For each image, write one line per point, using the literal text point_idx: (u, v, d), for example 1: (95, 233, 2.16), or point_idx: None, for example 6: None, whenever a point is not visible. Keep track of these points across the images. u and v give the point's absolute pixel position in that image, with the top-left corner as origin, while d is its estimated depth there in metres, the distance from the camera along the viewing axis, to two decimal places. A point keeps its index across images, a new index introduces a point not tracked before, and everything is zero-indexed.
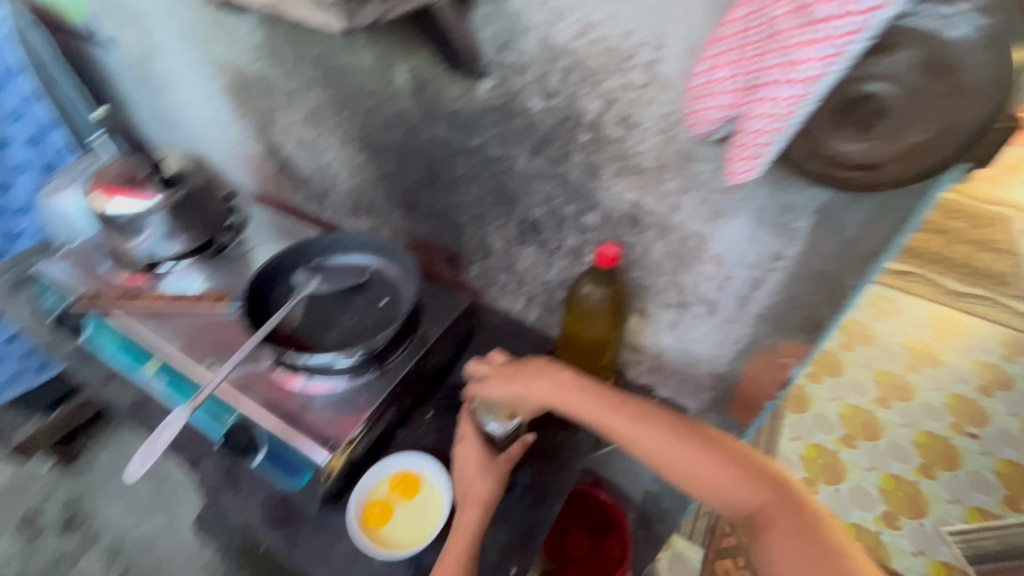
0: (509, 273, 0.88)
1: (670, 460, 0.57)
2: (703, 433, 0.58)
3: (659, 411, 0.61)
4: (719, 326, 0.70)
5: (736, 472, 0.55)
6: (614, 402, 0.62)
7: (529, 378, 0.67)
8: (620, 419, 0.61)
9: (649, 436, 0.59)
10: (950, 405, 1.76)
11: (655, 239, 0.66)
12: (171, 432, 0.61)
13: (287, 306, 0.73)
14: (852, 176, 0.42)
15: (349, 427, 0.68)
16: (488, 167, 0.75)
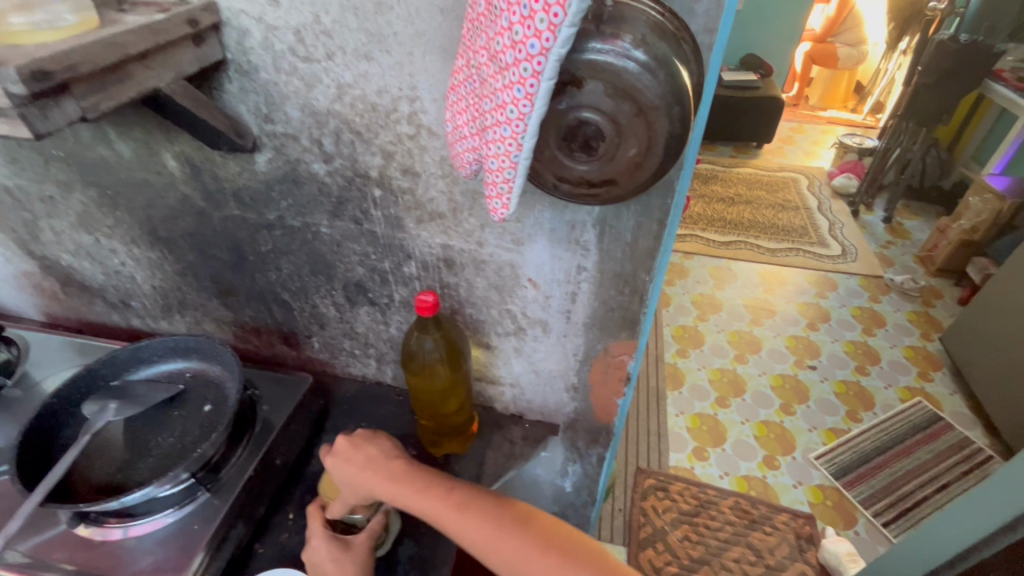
0: (351, 338, 0.84)
1: (492, 552, 0.54)
2: (522, 515, 0.56)
3: (485, 495, 0.58)
4: (557, 342, 0.72)
5: (555, 562, 0.52)
6: (439, 491, 0.58)
7: (361, 467, 0.62)
8: (445, 510, 0.56)
9: (471, 526, 0.55)
10: (790, 347, 2.03)
11: (474, 275, 0.67)
12: None
13: (76, 447, 0.62)
14: (598, 191, 0.45)
15: (184, 567, 0.59)
16: (293, 238, 0.71)
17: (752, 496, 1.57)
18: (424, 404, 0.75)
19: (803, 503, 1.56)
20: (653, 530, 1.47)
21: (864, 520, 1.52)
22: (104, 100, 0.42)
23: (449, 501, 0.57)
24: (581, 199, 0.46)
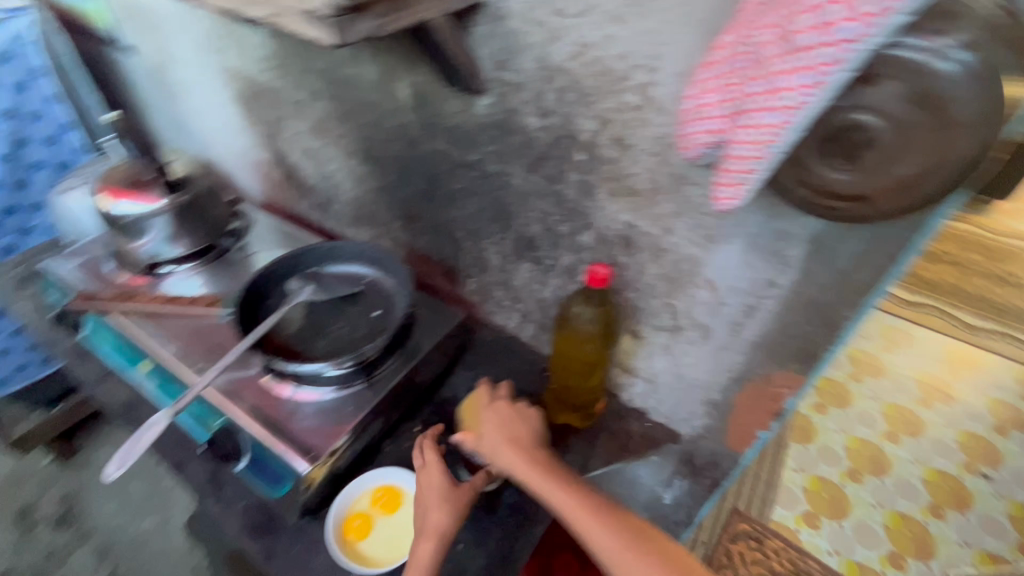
0: (504, 288, 0.88)
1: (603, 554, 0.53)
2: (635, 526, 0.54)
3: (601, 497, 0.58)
4: (712, 352, 0.68)
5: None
6: (560, 475, 0.60)
7: (502, 433, 0.67)
8: (564, 501, 0.57)
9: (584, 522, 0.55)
10: (962, 443, 1.67)
11: (648, 261, 0.66)
12: (153, 436, 0.59)
13: (278, 313, 0.73)
14: (838, 207, 0.42)
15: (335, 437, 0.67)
16: (485, 182, 0.75)
17: None
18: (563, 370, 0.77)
19: None
20: None
21: None
22: (390, 23, 0.47)
23: (569, 491, 0.58)
24: (813, 208, 0.43)
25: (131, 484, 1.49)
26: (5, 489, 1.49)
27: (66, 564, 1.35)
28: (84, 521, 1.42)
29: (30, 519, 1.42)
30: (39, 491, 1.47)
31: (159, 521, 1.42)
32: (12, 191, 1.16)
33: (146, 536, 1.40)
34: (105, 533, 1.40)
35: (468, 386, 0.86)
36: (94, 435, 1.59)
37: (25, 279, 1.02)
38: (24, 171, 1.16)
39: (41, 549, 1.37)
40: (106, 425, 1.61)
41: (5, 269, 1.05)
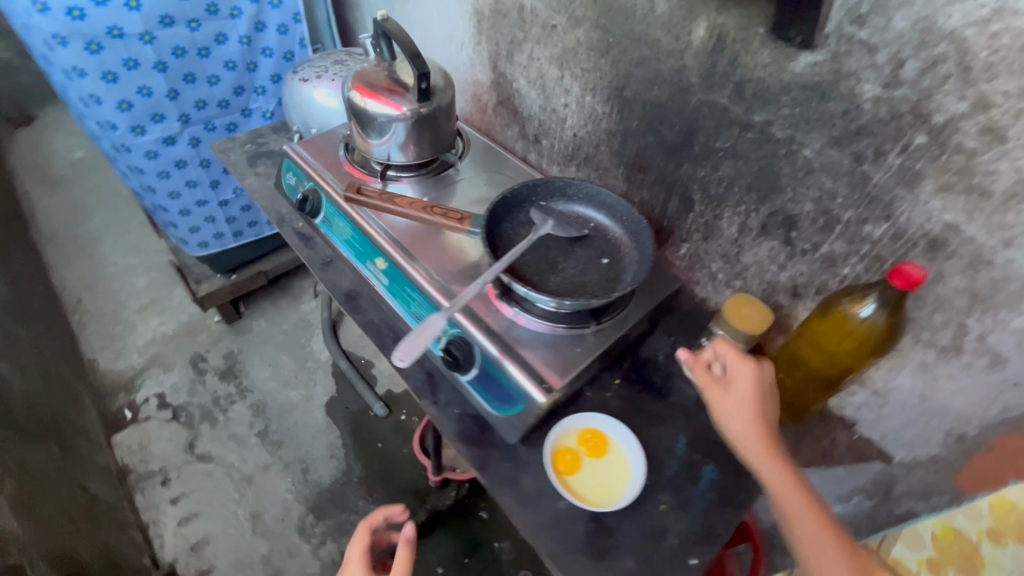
0: (725, 261, 0.83)
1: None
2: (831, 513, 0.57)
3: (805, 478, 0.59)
4: (990, 385, 0.61)
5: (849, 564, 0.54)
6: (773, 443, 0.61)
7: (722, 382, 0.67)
8: (802, 514, 0.56)
9: (811, 534, 0.55)
10: None
11: (954, 271, 0.58)
12: (433, 334, 0.61)
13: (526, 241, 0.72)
14: None
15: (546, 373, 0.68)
16: (761, 146, 0.69)
17: None
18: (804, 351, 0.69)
19: None
20: None
21: None
22: None
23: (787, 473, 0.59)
24: None
25: (282, 358, 1.66)
26: (181, 336, 1.70)
27: (227, 411, 1.53)
28: (242, 379, 1.60)
29: (200, 366, 1.62)
30: (208, 345, 1.67)
31: (304, 396, 1.58)
32: (243, 71, 1.23)
33: (293, 405, 1.56)
34: (259, 394, 1.57)
35: (667, 351, 0.84)
36: (254, 306, 1.76)
37: (254, 157, 1.11)
38: (256, 54, 1.22)
39: (208, 394, 1.56)
40: (264, 300, 1.79)
41: (236, 144, 1.14)
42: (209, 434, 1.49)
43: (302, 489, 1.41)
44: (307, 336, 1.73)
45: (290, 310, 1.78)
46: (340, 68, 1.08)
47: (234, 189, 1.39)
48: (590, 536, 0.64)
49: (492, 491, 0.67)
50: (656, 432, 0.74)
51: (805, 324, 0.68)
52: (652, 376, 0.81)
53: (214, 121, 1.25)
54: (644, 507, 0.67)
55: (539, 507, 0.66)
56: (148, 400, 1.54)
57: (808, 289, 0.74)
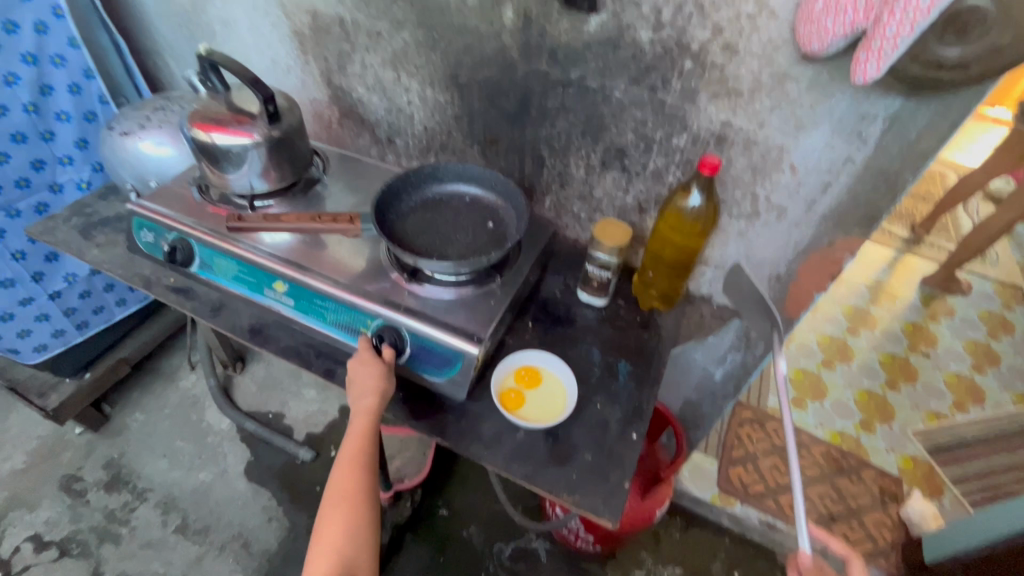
0: (583, 200, 0.98)
1: None
2: None
3: None
4: (784, 230, 0.84)
5: None
6: None
7: None
8: None
9: None
10: (906, 331, 2.04)
11: (738, 154, 0.78)
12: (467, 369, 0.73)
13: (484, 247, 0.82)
14: (943, 74, 0.58)
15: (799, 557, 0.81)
16: (583, 97, 0.84)
17: (844, 449, 1.66)
18: (658, 246, 0.89)
19: (892, 466, 1.64)
20: (745, 453, 1.64)
21: (950, 493, 1.59)
22: None
23: None
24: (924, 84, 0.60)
25: (177, 443, 1.51)
26: (38, 465, 1.44)
27: (130, 521, 1.36)
28: (136, 481, 1.43)
29: (77, 487, 1.40)
30: (79, 462, 1.45)
31: (217, 472, 1.46)
32: (37, 142, 1.10)
33: (207, 487, 1.43)
34: (162, 489, 1.42)
35: (562, 288, 0.97)
36: (121, 402, 1.57)
37: (86, 229, 1.01)
38: (49, 121, 1.11)
39: (98, 513, 1.36)
40: (132, 392, 1.60)
41: (58, 221, 1.02)
42: (116, 553, 1.31)
43: (249, 563, 1.32)
44: (198, 412, 1.58)
45: (168, 393, 1.61)
46: (163, 115, 1.03)
47: (65, 275, 1.24)
48: (551, 449, 0.74)
49: (458, 448, 0.73)
50: (574, 353, 0.87)
51: (657, 227, 0.87)
52: (557, 311, 0.93)
53: (16, 204, 1.11)
54: (584, 411, 0.78)
55: (502, 444, 0.74)
56: (20, 547, 1.30)
57: (650, 203, 0.92)
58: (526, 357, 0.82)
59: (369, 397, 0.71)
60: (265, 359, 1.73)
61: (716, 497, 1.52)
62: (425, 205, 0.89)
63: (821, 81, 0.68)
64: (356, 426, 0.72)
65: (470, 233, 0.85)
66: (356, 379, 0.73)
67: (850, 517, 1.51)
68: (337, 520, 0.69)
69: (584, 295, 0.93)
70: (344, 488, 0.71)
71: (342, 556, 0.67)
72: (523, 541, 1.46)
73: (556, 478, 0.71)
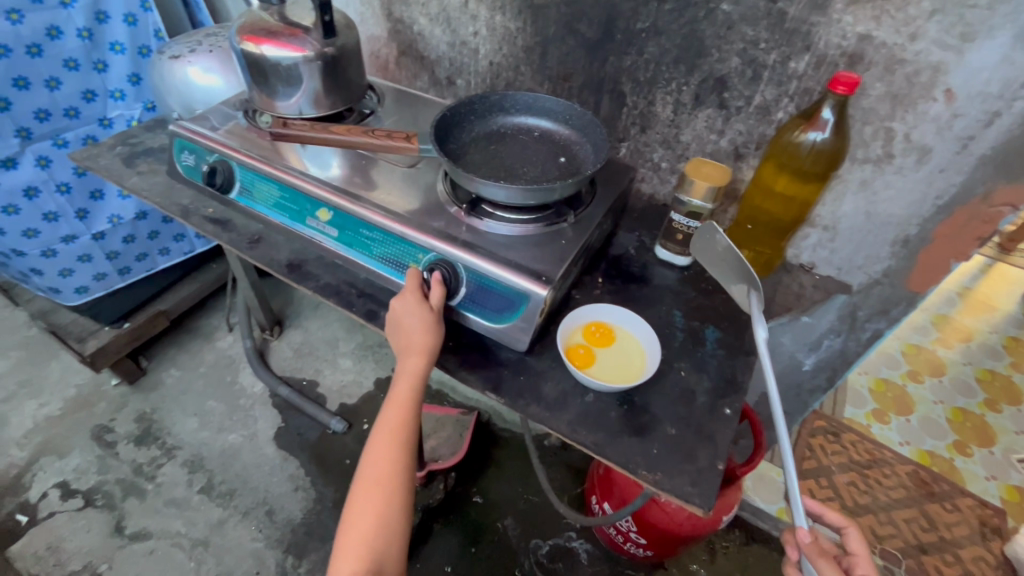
0: (667, 147, 0.85)
1: None
2: None
3: None
4: (922, 179, 0.69)
5: None
6: None
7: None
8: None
9: None
10: (1007, 347, 1.79)
11: (875, 78, 0.64)
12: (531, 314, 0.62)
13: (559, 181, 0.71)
14: None
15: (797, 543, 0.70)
16: (681, 14, 0.72)
17: (934, 471, 1.45)
18: (759, 200, 0.77)
19: (993, 496, 1.42)
20: (818, 465, 1.44)
21: None
22: None
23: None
24: None
25: (209, 403, 1.46)
26: (73, 413, 1.42)
27: (156, 477, 1.31)
28: (165, 438, 1.38)
29: (107, 438, 1.37)
30: (112, 413, 1.42)
31: (246, 436, 1.40)
32: (90, 72, 1.07)
33: (235, 449, 1.38)
34: (190, 448, 1.36)
35: (636, 245, 0.84)
36: (158, 358, 1.54)
37: (130, 158, 0.96)
38: (103, 51, 1.07)
39: (126, 466, 1.32)
40: (169, 349, 1.57)
41: (103, 149, 0.97)
42: (139, 509, 1.26)
43: (272, 533, 1.24)
44: (232, 373, 1.54)
45: (204, 352, 1.57)
46: (214, 41, 0.97)
47: (110, 216, 1.21)
48: (626, 417, 0.61)
49: (515, 408, 0.62)
50: (651, 314, 0.74)
51: (761, 172, 0.74)
52: (631, 268, 0.80)
53: (64, 134, 1.08)
54: (665, 378, 0.66)
55: (568, 407, 0.62)
56: (47, 494, 1.27)
57: (749, 147, 0.78)
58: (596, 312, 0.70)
59: (417, 346, 0.61)
60: (303, 326, 1.67)
61: (783, 511, 1.35)
62: (490, 137, 0.78)
63: None
64: (397, 390, 0.62)
65: (541, 168, 0.74)
66: (399, 335, 0.63)
67: (943, 550, 1.30)
68: (373, 481, 0.60)
69: (663, 251, 0.81)
70: (382, 457, 0.61)
71: (377, 539, 0.58)
72: (562, 540, 1.33)
73: (633, 450, 0.58)
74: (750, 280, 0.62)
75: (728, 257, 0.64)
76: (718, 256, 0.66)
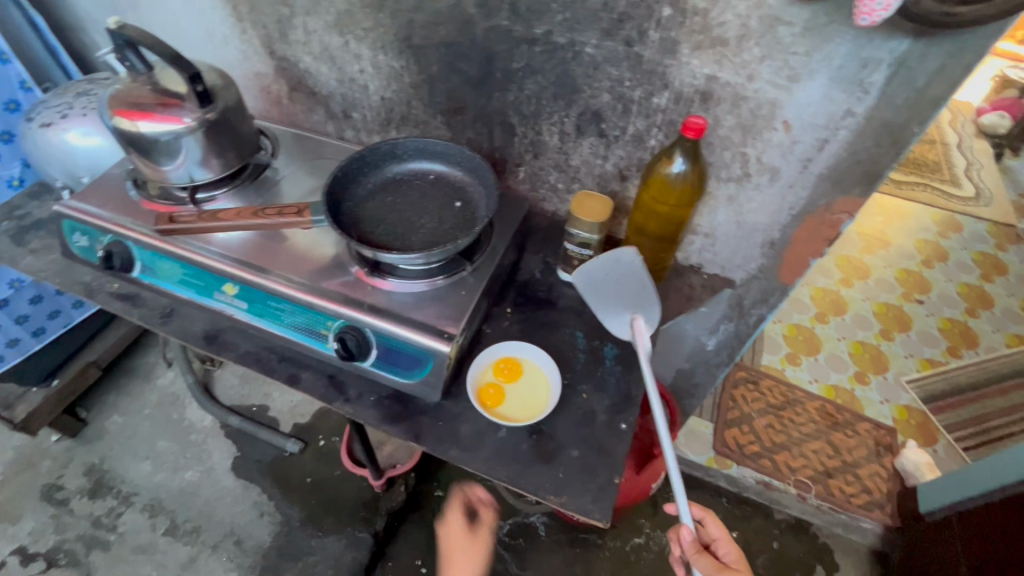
0: (560, 170, 0.90)
1: None
2: None
3: None
4: (777, 193, 0.77)
5: None
6: None
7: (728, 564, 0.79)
8: None
9: None
10: (900, 279, 2.00)
11: (725, 112, 0.71)
12: (440, 367, 0.68)
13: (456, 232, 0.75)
14: (962, 11, 0.52)
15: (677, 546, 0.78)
16: (551, 55, 0.75)
17: (839, 403, 1.65)
18: (642, 219, 0.83)
19: (886, 417, 1.64)
20: (740, 414, 1.61)
21: (944, 441, 1.60)
22: None
23: None
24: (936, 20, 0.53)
25: (159, 444, 1.46)
26: (16, 476, 1.40)
27: (118, 527, 1.33)
28: (120, 486, 1.39)
29: (59, 496, 1.37)
30: (59, 470, 1.41)
31: (203, 471, 1.43)
32: None
33: (195, 486, 1.40)
34: (148, 492, 1.38)
35: (542, 268, 0.90)
36: (98, 406, 1.51)
37: (18, 233, 0.92)
38: None
39: (84, 521, 1.33)
40: (107, 395, 1.54)
41: None
42: (106, 560, 1.28)
43: (244, 560, 1.31)
44: (179, 410, 1.53)
45: (145, 393, 1.56)
46: (87, 101, 0.93)
47: (11, 281, 1.16)
48: (535, 447, 0.69)
49: (436, 453, 0.68)
50: (556, 339, 0.81)
51: (640, 198, 0.80)
52: (537, 293, 0.86)
53: None
54: (569, 403, 0.73)
55: (483, 446, 0.69)
56: (6, 562, 1.27)
57: (631, 169, 0.84)
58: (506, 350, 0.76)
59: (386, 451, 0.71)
60: None
61: (713, 459, 1.51)
62: (384, 188, 0.81)
63: (818, 23, 0.60)
64: None
65: (438, 217, 0.77)
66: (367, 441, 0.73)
67: (845, 471, 1.51)
68: None
69: (585, 268, 0.76)
70: None
71: None
72: (521, 518, 1.45)
73: (541, 478, 0.66)
74: (634, 304, 0.77)
75: (622, 285, 0.76)
76: (607, 289, 0.77)
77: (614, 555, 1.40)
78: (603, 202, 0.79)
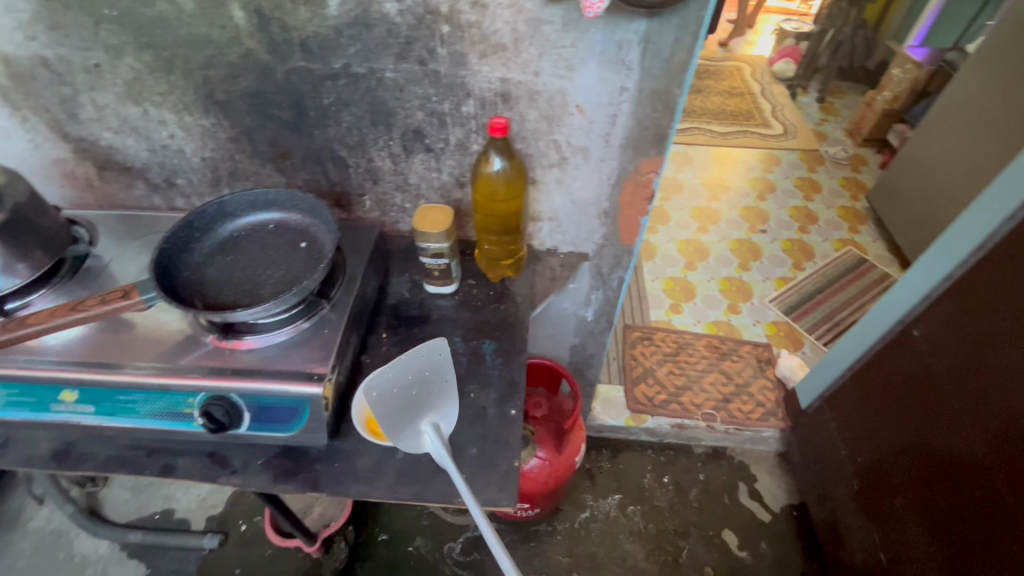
0: (402, 190, 0.92)
1: None
2: None
3: None
4: (594, 168, 0.85)
5: None
6: None
7: None
8: None
9: None
10: (744, 215, 2.27)
11: (526, 108, 0.78)
12: (318, 409, 0.68)
13: (307, 273, 0.75)
14: None
15: None
16: (356, 86, 0.78)
17: (721, 335, 1.85)
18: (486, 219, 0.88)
19: (761, 336, 1.86)
20: (643, 370, 1.74)
21: (809, 342, 1.84)
22: None
23: None
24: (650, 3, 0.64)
25: None
26: None
27: None
28: None
29: None
30: None
31: None
32: None
33: None
34: None
35: (409, 287, 0.92)
36: None
37: None
38: None
39: None
40: None
41: None
42: None
43: None
44: (66, 547, 1.35)
45: (17, 541, 1.35)
46: None
47: None
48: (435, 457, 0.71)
49: (338, 495, 0.68)
50: None
51: (476, 201, 0.86)
52: (410, 312, 0.88)
53: None
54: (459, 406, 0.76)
55: (385, 472, 0.69)
56: None
57: (466, 175, 0.89)
58: (442, 363, 0.71)
59: None
60: None
61: (630, 419, 1.61)
62: (221, 249, 0.79)
63: (572, 18, 0.68)
64: None
65: (283, 264, 0.77)
66: None
67: (740, 393, 1.69)
68: None
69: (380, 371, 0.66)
70: None
71: None
72: (470, 532, 1.45)
73: (446, 485, 0.68)
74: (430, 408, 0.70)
75: (418, 386, 0.69)
76: (392, 394, 0.67)
77: (567, 536, 1.44)
78: (446, 211, 0.83)
